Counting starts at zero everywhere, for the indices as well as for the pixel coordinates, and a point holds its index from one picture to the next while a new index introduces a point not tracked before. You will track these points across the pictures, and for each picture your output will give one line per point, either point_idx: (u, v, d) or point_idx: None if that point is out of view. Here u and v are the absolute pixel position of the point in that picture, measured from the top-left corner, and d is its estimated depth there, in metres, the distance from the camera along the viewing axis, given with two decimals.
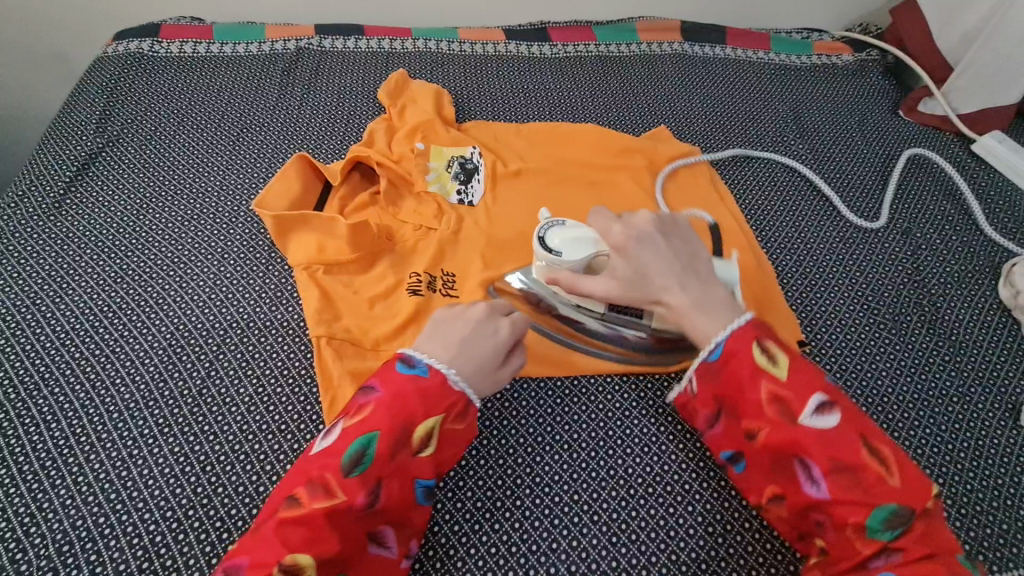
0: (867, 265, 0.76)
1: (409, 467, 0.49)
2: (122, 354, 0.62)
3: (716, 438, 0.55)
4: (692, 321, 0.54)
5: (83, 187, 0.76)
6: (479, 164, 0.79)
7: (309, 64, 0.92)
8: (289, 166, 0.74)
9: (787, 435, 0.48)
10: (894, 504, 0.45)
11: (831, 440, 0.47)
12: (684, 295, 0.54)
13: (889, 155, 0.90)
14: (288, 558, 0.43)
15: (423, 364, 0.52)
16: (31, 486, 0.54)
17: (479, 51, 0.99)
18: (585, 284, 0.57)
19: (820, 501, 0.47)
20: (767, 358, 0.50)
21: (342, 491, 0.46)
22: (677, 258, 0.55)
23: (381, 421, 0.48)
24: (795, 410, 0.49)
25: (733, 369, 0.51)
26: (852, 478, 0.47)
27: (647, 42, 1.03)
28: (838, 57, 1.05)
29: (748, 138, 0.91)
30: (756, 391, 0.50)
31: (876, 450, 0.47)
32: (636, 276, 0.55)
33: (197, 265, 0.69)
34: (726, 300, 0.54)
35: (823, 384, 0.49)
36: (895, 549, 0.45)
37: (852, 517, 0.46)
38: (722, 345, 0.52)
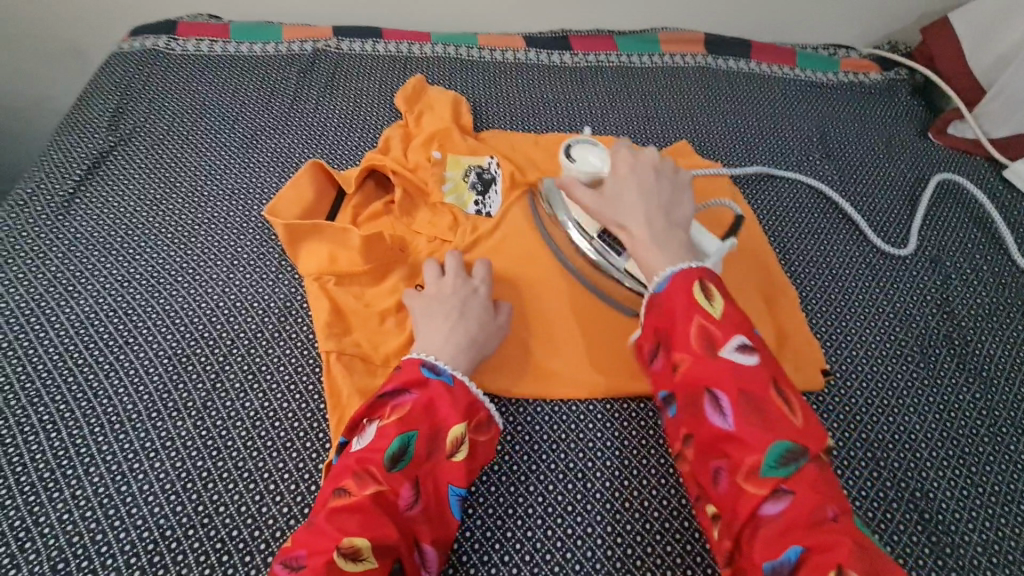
0: (894, 293, 0.74)
1: (442, 471, 0.51)
2: (126, 361, 0.60)
3: (638, 377, 0.53)
4: (644, 251, 0.55)
5: (93, 186, 0.75)
6: (497, 174, 0.77)
7: (325, 66, 0.90)
8: (303, 172, 0.72)
9: (706, 368, 0.47)
10: (790, 444, 0.44)
11: (745, 376, 0.47)
12: (648, 228, 0.56)
13: (918, 179, 0.87)
14: (345, 542, 0.45)
15: (448, 372, 0.55)
16: (28, 498, 0.52)
17: (499, 59, 0.97)
18: (576, 192, 0.61)
19: (725, 437, 0.46)
20: (703, 295, 0.50)
21: (388, 484, 0.48)
22: (657, 198, 0.59)
23: (418, 421, 0.51)
24: (718, 343, 0.48)
25: (670, 302, 0.51)
26: (758, 414, 0.46)
27: (670, 54, 1.01)
28: (866, 75, 1.02)
29: (772, 157, 0.89)
30: (687, 322, 0.49)
31: (785, 396, 0.47)
32: (617, 198, 0.59)
33: (207, 271, 0.68)
34: (685, 245, 0.55)
35: (748, 330, 0.49)
36: (787, 492, 0.43)
37: (751, 457, 0.45)
38: (666, 280, 0.52)
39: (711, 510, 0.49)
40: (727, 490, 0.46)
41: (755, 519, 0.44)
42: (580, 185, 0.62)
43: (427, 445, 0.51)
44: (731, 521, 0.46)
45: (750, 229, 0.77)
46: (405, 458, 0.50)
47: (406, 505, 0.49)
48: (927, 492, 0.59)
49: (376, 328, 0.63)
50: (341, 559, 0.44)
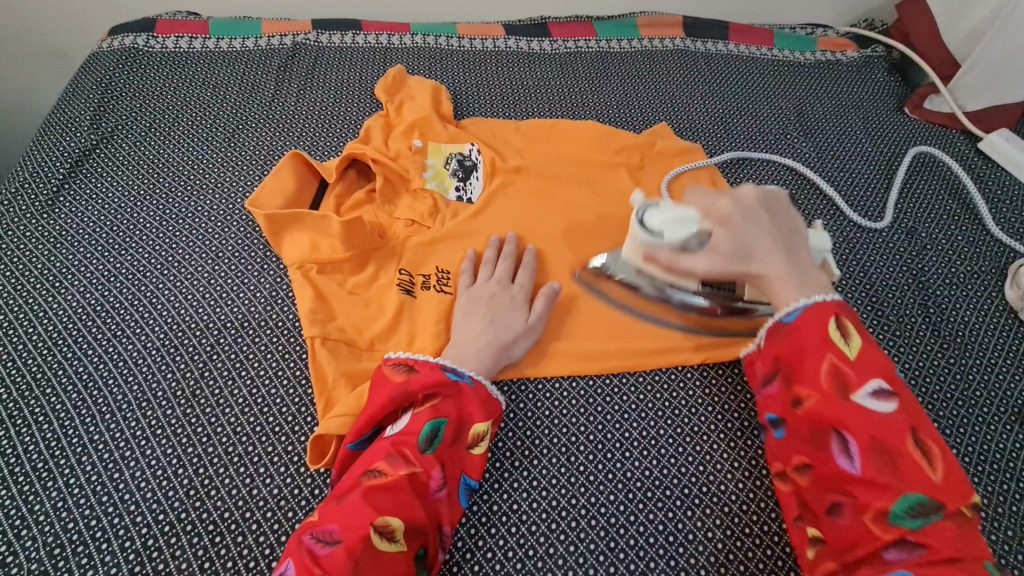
0: (871, 265, 0.75)
1: (465, 458, 0.54)
2: (115, 354, 0.61)
3: (771, 398, 0.56)
4: (781, 290, 0.54)
5: (77, 184, 0.75)
6: (477, 161, 0.78)
7: (305, 59, 0.91)
8: (283, 164, 0.73)
9: (833, 408, 0.50)
10: (923, 496, 0.45)
11: (879, 423, 0.48)
12: (781, 268, 0.54)
13: (894, 153, 0.89)
14: (381, 521, 0.47)
15: (470, 375, 0.57)
16: (23, 488, 0.53)
17: (478, 47, 0.98)
18: (685, 262, 0.53)
19: (852, 477, 0.48)
20: (841, 336, 0.51)
21: (421, 466, 0.50)
22: (776, 234, 0.55)
23: (449, 409, 0.54)
24: (852, 386, 0.50)
25: (801, 336, 0.53)
26: (891, 461, 0.47)
27: (648, 38, 1.02)
28: (842, 54, 1.04)
29: (751, 136, 0.90)
30: (817, 360, 0.51)
31: (925, 446, 0.47)
32: (740, 251, 0.53)
33: (193, 263, 0.69)
34: (819, 279, 0.55)
35: (888, 373, 0.50)
36: (917, 542, 0.45)
37: (879, 500, 0.47)
38: (797, 313, 0.53)
39: (811, 530, 0.52)
40: (848, 524, 0.49)
41: (872, 556, 0.47)
42: (683, 254, 0.54)
43: (455, 431, 0.53)
44: (848, 550, 0.48)
45: None
46: (436, 443, 0.52)
47: (435, 490, 0.51)
48: None
49: (363, 311, 0.65)
50: (376, 536, 0.47)
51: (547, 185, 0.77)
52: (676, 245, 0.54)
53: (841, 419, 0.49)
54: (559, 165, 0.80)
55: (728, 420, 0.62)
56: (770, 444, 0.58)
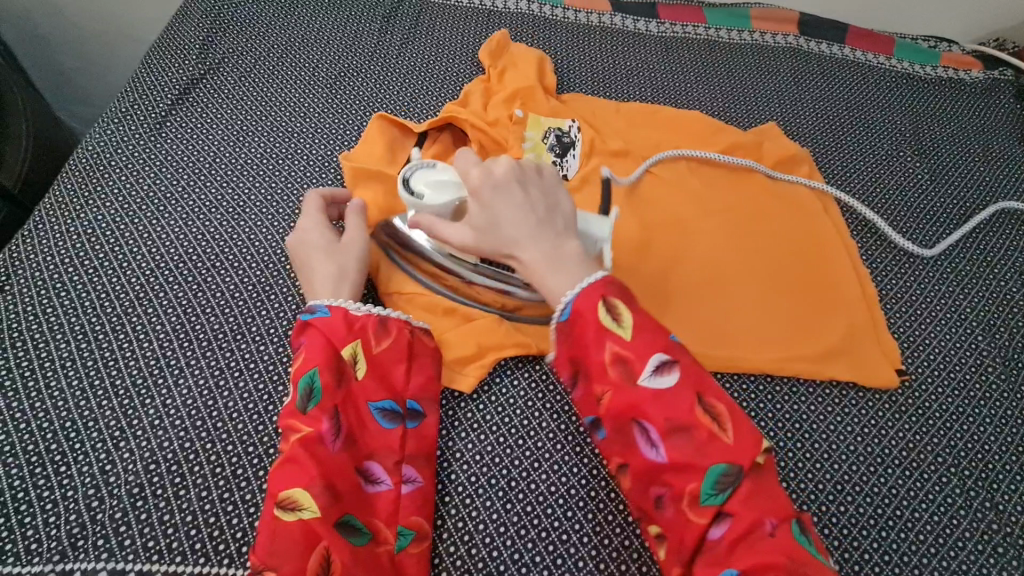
0: (978, 302, 0.71)
1: (355, 391, 0.53)
2: (213, 285, 0.62)
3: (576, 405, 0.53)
4: (539, 279, 0.51)
5: (182, 111, 0.76)
6: (576, 139, 0.76)
7: (409, 13, 0.89)
8: (384, 121, 0.73)
9: (627, 398, 0.48)
10: (723, 463, 0.45)
11: (667, 401, 0.47)
12: (538, 252, 0.52)
13: (1014, 186, 0.83)
14: (283, 497, 0.46)
15: (321, 305, 0.55)
16: (123, 401, 0.55)
17: (584, 21, 0.94)
18: (443, 229, 0.54)
19: (659, 467, 0.47)
20: (614, 320, 0.49)
21: (305, 425, 0.49)
22: (529, 208, 0.53)
23: (314, 357, 0.52)
24: (637, 371, 0.47)
25: (580, 326, 0.50)
26: (686, 437, 0.46)
27: (760, 31, 0.97)
28: (967, 73, 0.97)
29: (860, 148, 0.85)
30: (600, 351, 0.49)
31: (710, 406, 0.47)
32: (492, 227, 0.52)
33: (289, 204, 0.69)
34: (580, 256, 0.52)
35: (666, 343, 0.48)
36: (727, 515, 0.44)
37: (690, 483, 0.46)
38: (572, 303, 0.50)
39: (652, 532, 0.49)
40: (670, 518, 0.47)
41: (699, 542, 0.45)
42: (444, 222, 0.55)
43: (333, 374, 0.52)
44: (679, 545, 0.46)
45: (832, 224, 0.75)
46: (315, 395, 0.50)
47: (333, 436, 0.50)
48: (998, 504, 0.57)
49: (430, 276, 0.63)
50: (283, 513, 0.45)
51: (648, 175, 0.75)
52: (442, 212, 0.56)
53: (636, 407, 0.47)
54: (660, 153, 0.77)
55: (816, 441, 0.60)
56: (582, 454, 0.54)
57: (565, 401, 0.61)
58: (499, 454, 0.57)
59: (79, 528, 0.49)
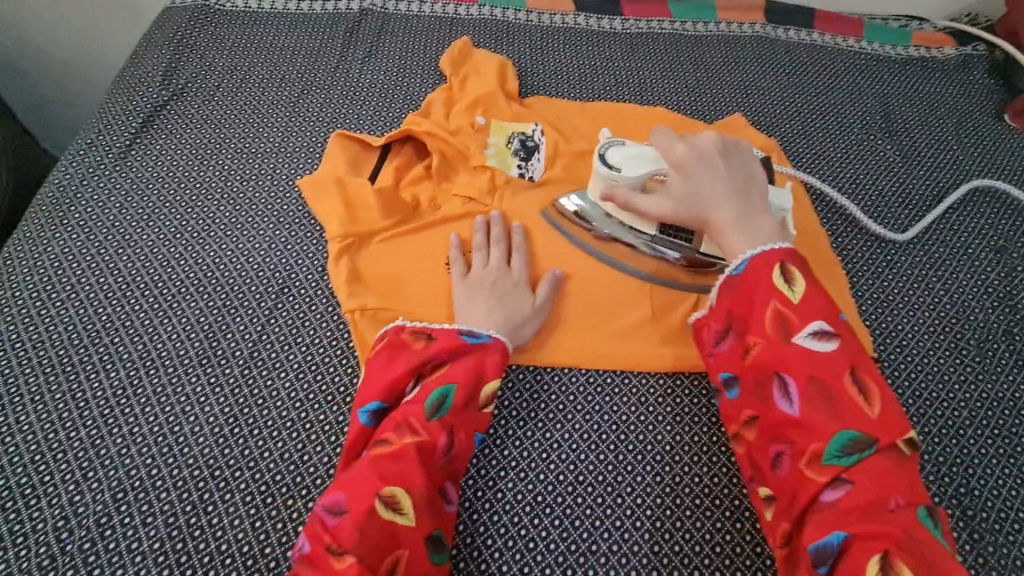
0: (951, 284, 0.70)
1: (476, 419, 0.55)
2: (179, 310, 0.63)
3: (718, 357, 0.55)
4: (730, 240, 0.55)
5: (148, 138, 0.76)
6: (540, 142, 0.75)
7: (371, 26, 0.90)
8: (339, 140, 0.74)
9: (777, 352, 0.50)
10: (856, 433, 0.46)
11: (822, 363, 0.48)
12: (734, 217, 0.56)
13: (987, 163, 0.82)
14: (385, 490, 0.48)
15: (486, 334, 0.57)
16: (90, 431, 0.55)
17: (547, 22, 0.94)
18: (639, 201, 0.59)
19: (790, 422, 0.48)
20: (784, 281, 0.51)
21: (426, 433, 0.51)
22: (729, 177, 0.57)
23: (457, 375, 0.54)
24: (794, 330, 0.49)
25: (748, 286, 0.52)
26: (828, 403, 0.47)
27: (726, 21, 0.97)
28: (938, 50, 0.96)
29: (830, 134, 0.85)
30: (762, 305, 0.51)
31: (863, 383, 0.48)
32: (688, 196, 0.58)
33: (254, 225, 0.69)
34: (775, 226, 0.55)
35: (831, 315, 0.50)
36: (847, 480, 0.45)
37: (814, 443, 0.47)
38: (745, 264, 0.53)
39: (762, 491, 0.50)
40: (786, 475, 0.48)
41: (811, 502, 0.46)
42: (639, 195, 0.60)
43: (465, 395, 0.54)
44: (789, 502, 0.48)
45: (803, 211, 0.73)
46: (444, 408, 0.53)
47: (446, 452, 0.51)
48: (973, 488, 0.57)
49: (395, 291, 0.64)
50: (382, 507, 0.47)
51: None
52: (635, 183, 0.61)
53: (785, 363, 0.49)
54: None
55: None
56: (720, 407, 0.56)
57: (531, 406, 0.60)
58: None
59: (49, 559, 0.49)
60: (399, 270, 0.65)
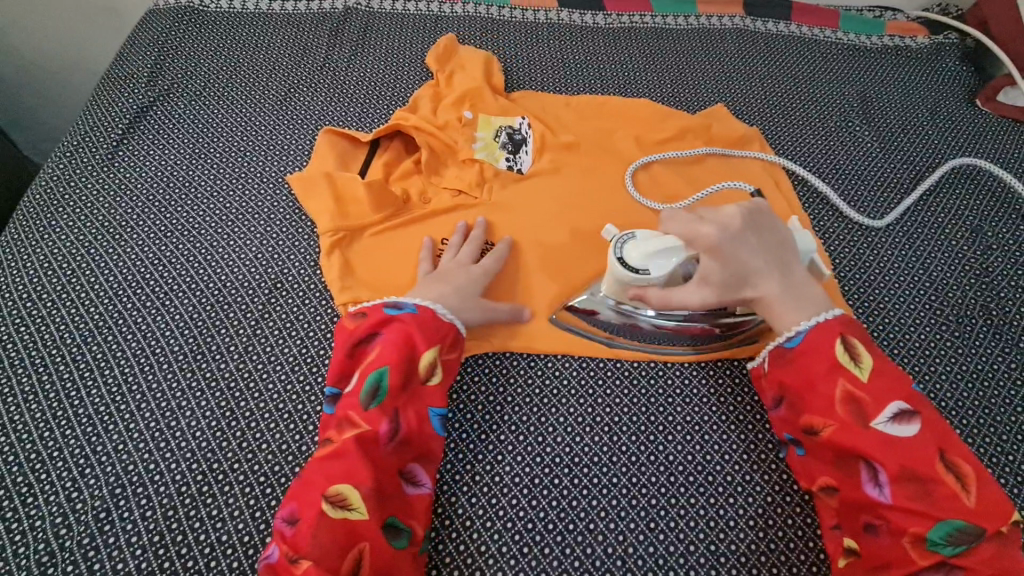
0: (930, 263, 0.72)
1: (419, 395, 0.55)
2: (172, 307, 0.63)
3: (780, 421, 0.56)
4: (782, 315, 0.56)
5: (135, 139, 0.76)
6: (527, 135, 0.76)
7: (357, 25, 0.90)
8: (329, 137, 0.75)
9: (855, 435, 0.51)
10: (960, 521, 0.47)
11: (906, 447, 0.49)
12: (778, 292, 0.55)
13: (962, 147, 0.84)
14: (332, 489, 0.48)
15: (410, 304, 0.58)
16: (86, 429, 0.55)
17: (531, 18, 0.95)
18: (679, 298, 0.56)
19: (882, 504, 0.49)
20: (851, 358, 0.52)
21: (363, 422, 0.51)
22: (765, 253, 0.55)
23: (387, 356, 0.54)
24: (872, 413, 0.51)
25: (814, 365, 0.54)
26: (920, 487, 0.48)
27: (705, 15, 0.99)
28: (912, 39, 0.98)
29: (810, 122, 0.87)
30: (831, 385, 0.52)
31: (954, 465, 0.48)
32: (732, 279, 0.55)
33: (245, 222, 0.69)
34: (816, 291, 0.56)
35: (905, 393, 0.51)
36: (955, 565, 0.46)
37: (916, 526, 0.48)
38: (803, 336, 0.54)
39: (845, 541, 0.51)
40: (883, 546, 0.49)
41: None
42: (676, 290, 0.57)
43: (400, 376, 0.54)
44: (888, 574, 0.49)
45: (784, 199, 0.76)
46: (380, 395, 0.52)
47: (389, 437, 0.52)
48: None
49: (388, 283, 0.64)
50: (328, 507, 0.47)
51: (599, 164, 0.76)
52: (664, 281, 0.57)
53: (863, 447, 0.50)
54: (610, 142, 0.78)
55: None
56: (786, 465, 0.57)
57: (526, 392, 0.61)
58: (461, 451, 0.58)
59: (48, 556, 0.49)
60: (392, 262, 0.66)
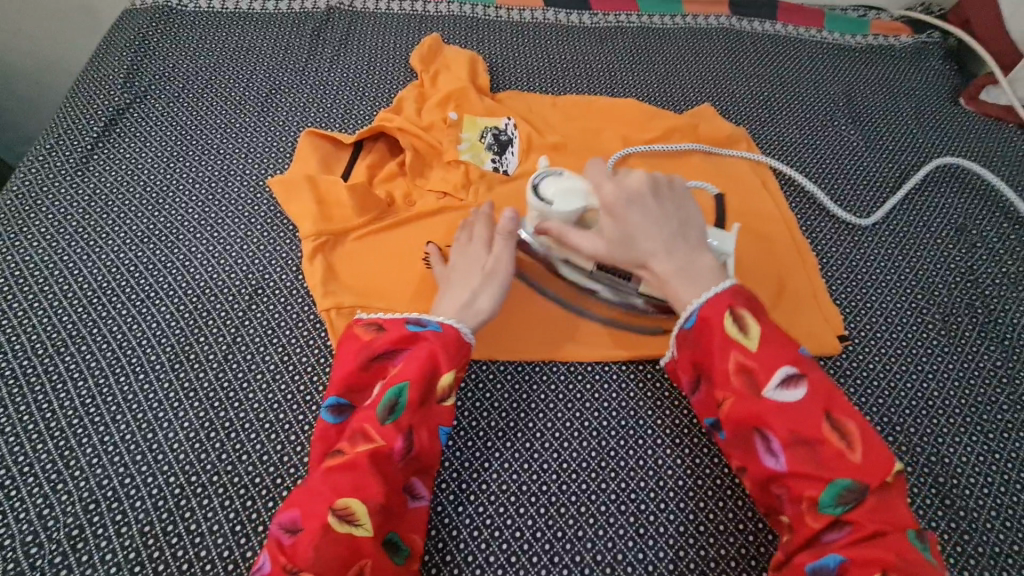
0: (916, 262, 0.73)
1: (434, 412, 0.52)
2: (148, 315, 0.61)
3: (696, 404, 0.55)
4: (673, 288, 0.54)
5: (110, 142, 0.74)
6: (513, 136, 0.75)
7: (340, 25, 0.89)
8: (311, 140, 0.73)
9: (749, 406, 0.49)
10: (848, 479, 0.46)
11: (793, 413, 0.48)
12: (671, 262, 0.54)
13: (945, 146, 0.85)
14: (340, 504, 0.46)
15: (434, 321, 0.55)
16: (59, 443, 0.53)
17: (517, 18, 0.94)
18: (573, 237, 0.56)
19: (779, 473, 0.48)
20: (738, 329, 0.50)
21: (379, 438, 0.49)
22: (666, 224, 0.55)
23: (409, 371, 0.51)
24: (762, 382, 0.49)
25: (706, 339, 0.52)
26: (812, 451, 0.47)
27: (692, 14, 0.98)
28: (896, 38, 0.99)
29: (796, 121, 0.87)
30: (723, 359, 0.50)
31: (839, 423, 0.47)
32: (626, 239, 0.54)
33: (224, 227, 0.68)
34: (715, 270, 0.54)
35: (792, 357, 0.49)
36: (847, 525, 0.45)
37: (809, 490, 0.46)
38: (697, 313, 0.52)
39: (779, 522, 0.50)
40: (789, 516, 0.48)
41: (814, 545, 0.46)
42: (573, 230, 0.57)
43: (420, 393, 0.51)
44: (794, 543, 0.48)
45: (773, 201, 0.75)
46: (398, 411, 0.50)
47: (403, 454, 0.50)
48: (944, 457, 0.58)
49: (371, 288, 0.63)
50: (334, 521, 0.45)
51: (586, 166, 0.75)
52: (569, 217, 0.58)
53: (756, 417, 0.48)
54: (597, 143, 0.77)
55: None
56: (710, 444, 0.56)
57: (514, 399, 0.60)
58: (448, 459, 0.57)
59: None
60: (375, 267, 0.64)
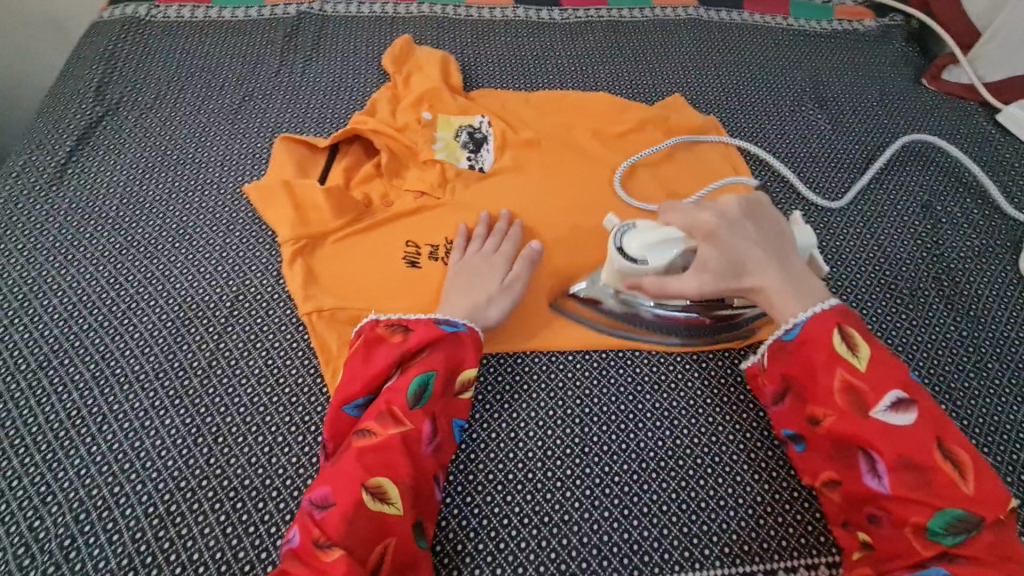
0: (884, 240, 0.75)
1: (455, 405, 0.56)
2: (131, 326, 0.61)
3: (781, 414, 0.56)
4: (781, 303, 0.55)
5: (84, 156, 0.74)
6: (488, 133, 0.76)
7: (311, 30, 0.89)
8: (286, 146, 0.74)
9: (853, 425, 0.50)
10: (959, 509, 0.46)
11: (902, 437, 0.48)
12: (777, 281, 0.55)
13: (909, 125, 0.87)
14: (372, 480, 0.49)
15: (462, 322, 0.58)
16: (46, 456, 0.54)
17: (488, 16, 0.95)
18: (673, 285, 0.56)
19: (882, 496, 0.49)
20: (848, 348, 0.52)
21: (409, 422, 0.52)
22: (762, 242, 0.56)
23: (434, 362, 0.55)
24: (870, 402, 0.50)
25: (812, 356, 0.53)
26: (919, 476, 0.48)
27: (660, 6, 1.00)
28: (860, 22, 1.01)
29: (765, 107, 0.88)
30: (829, 376, 0.52)
31: (950, 452, 0.48)
32: (729, 266, 0.55)
33: (203, 235, 0.68)
34: (811, 280, 0.56)
35: (903, 382, 0.50)
36: (954, 554, 0.46)
37: (914, 515, 0.48)
38: (801, 326, 0.53)
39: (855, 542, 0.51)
40: (886, 537, 0.49)
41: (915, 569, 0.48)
42: (669, 276, 0.56)
43: (444, 384, 0.55)
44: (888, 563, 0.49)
45: None
46: (426, 398, 0.53)
47: (430, 440, 0.52)
48: None
49: (351, 289, 0.64)
50: (367, 497, 0.48)
51: (561, 159, 0.76)
52: (660, 268, 0.57)
53: (861, 435, 0.49)
54: (571, 137, 0.78)
55: (741, 393, 0.62)
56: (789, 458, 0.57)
57: (497, 390, 0.61)
58: None
59: None
60: (356, 268, 0.65)
